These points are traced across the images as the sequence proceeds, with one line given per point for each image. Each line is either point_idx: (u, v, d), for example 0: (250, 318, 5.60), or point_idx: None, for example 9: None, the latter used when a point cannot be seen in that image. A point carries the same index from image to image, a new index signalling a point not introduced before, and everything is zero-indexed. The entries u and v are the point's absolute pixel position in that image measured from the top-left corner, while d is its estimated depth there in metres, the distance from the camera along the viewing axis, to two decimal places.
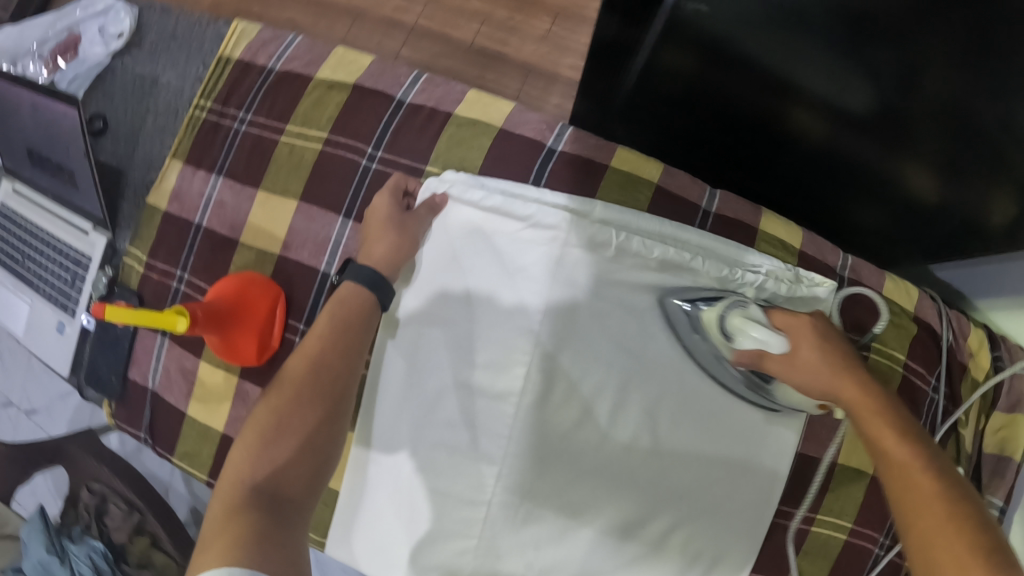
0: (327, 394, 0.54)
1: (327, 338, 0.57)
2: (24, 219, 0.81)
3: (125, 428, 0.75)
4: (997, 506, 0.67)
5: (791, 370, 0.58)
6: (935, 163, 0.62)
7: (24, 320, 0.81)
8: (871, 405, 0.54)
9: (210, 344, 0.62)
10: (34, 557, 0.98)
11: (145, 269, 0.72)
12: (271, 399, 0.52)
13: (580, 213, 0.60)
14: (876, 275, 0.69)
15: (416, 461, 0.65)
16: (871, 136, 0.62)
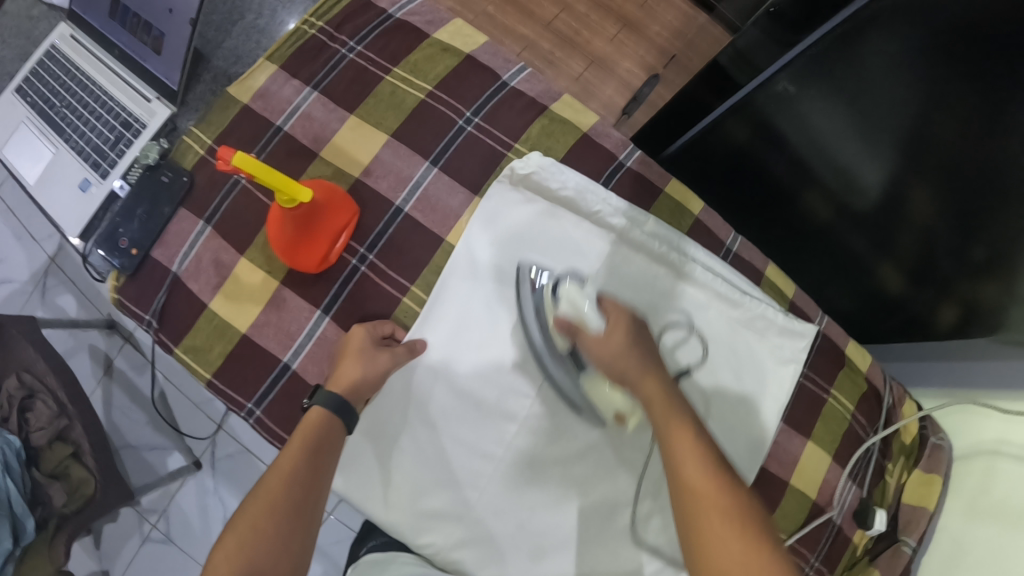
0: (298, 518, 0.50)
1: (304, 455, 0.53)
2: (77, 69, 0.79)
3: (128, 306, 0.71)
4: (911, 544, 0.80)
5: (598, 352, 0.54)
6: (907, 268, 0.78)
7: (46, 167, 0.78)
8: (665, 404, 0.50)
9: (288, 227, 0.62)
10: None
11: (205, 153, 0.72)
12: (250, 510, 0.49)
13: (634, 222, 0.70)
14: (844, 334, 0.81)
15: (434, 410, 0.67)
16: (868, 230, 0.79)
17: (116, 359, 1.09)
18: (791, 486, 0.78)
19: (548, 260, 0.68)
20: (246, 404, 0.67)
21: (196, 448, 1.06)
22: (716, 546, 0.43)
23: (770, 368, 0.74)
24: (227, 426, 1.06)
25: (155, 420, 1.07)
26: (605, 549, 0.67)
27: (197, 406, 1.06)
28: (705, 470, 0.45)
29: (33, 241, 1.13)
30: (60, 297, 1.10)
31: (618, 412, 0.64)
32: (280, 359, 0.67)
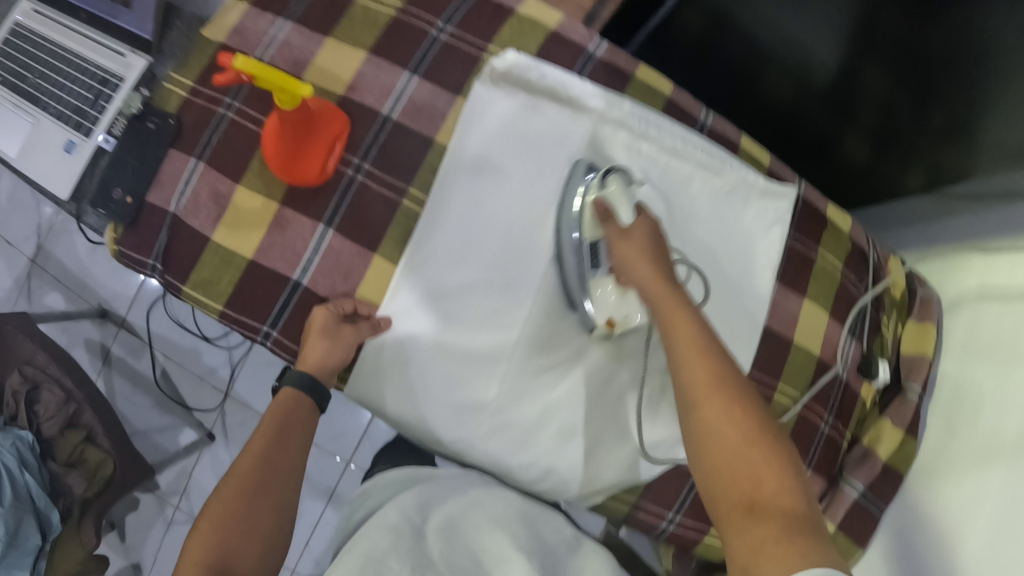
0: (275, 484, 0.59)
1: (272, 438, 0.61)
2: (47, 38, 0.80)
3: (131, 257, 0.71)
4: (916, 390, 0.84)
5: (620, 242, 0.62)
6: (871, 135, 0.85)
7: (29, 139, 0.77)
8: (696, 343, 0.53)
9: (285, 135, 0.64)
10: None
11: (188, 95, 0.73)
12: (234, 476, 0.58)
13: (613, 104, 0.72)
14: (822, 198, 0.85)
15: (443, 311, 0.67)
16: (829, 105, 0.85)
17: (112, 347, 1.06)
18: (794, 344, 0.81)
19: (535, 151, 0.70)
20: (262, 326, 0.68)
21: (206, 421, 1.05)
22: (717, 426, 0.49)
23: (756, 232, 0.78)
24: (234, 393, 1.05)
25: (161, 401, 1.06)
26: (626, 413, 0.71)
27: (201, 377, 1.06)
28: (710, 363, 0.52)
29: (10, 245, 1.07)
30: (48, 296, 1.06)
31: (610, 315, 0.66)
32: (290, 278, 0.68)
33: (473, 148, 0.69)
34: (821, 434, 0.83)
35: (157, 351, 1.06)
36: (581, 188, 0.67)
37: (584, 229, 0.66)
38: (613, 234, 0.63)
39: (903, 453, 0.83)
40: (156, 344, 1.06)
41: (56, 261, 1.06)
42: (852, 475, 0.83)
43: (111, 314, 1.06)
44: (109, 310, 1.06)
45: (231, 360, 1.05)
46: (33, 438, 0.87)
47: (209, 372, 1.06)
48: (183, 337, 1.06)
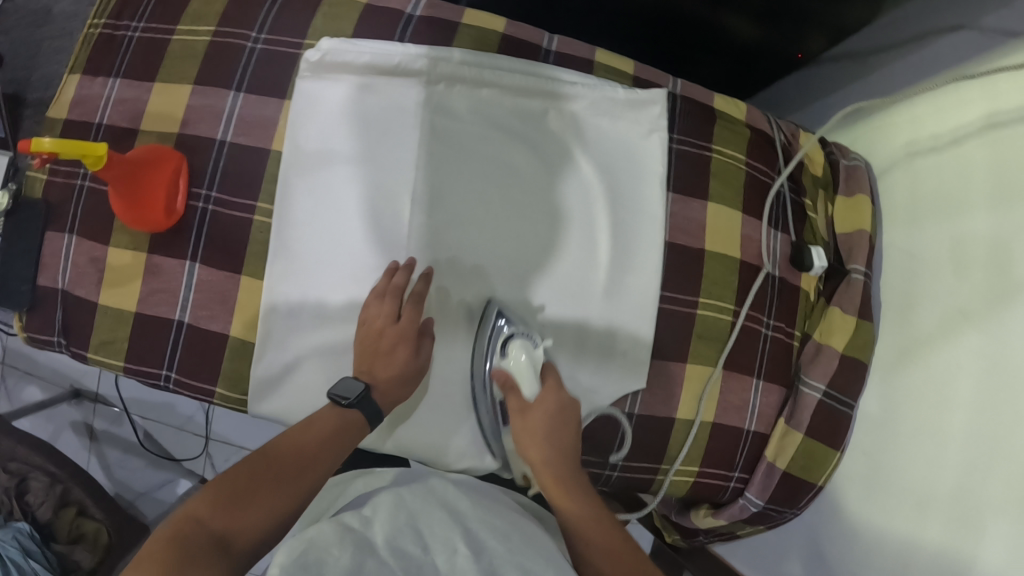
0: (292, 492, 0.51)
1: (325, 430, 0.57)
2: None
3: (39, 337, 0.74)
4: (860, 271, 0.78)
5: (521, 427, 0.64)
6: (755, 12, 0.77)
7: None
8: (542, 460, 0.62)
9: (121, 194, 0.65)
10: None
11: (49, 175, 0.75)
12: (265, 460, 0.53)
13: (440, 59, 0.69)
14: (705, 93, 0.78)
15: (313, 314, 0.67)
16: None
17: (94, 422, 1.12)
18: (708, 252, 0.75)
19: (373, 130, 0.69)
20: (161, 370, 0.70)
21: (197, 467, 1.10)
22: (576, 520, 0.57)
23: (632, 149, 0.73)
24: (214, 434, 1.10)
25: (152, 460, 1.10)
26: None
27: (182, 428, 1.11)
28: (580, 502, 0.58)
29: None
30: (26, 391, 1.12)
31: (525, 475, 0.68)
32: (172, 319, 0.69)
33: (307, 146, 0.68)
34: (765, 339, 0.77)
35: (134, 415, 1.11)
36: (489, 343, 0.66)
37: (511, 343, 0.65)
38: (518, 425, 0.64)
39: (857, 340, 0.77)
40: (132, 409, 1.11)
41: (24, 358, 1.12)
42: (808, 375, 0.77)
43: (85, 391, 1.12)
44: (82, 390, 1.12)
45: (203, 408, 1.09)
46: (31, 527, 0.90)
47: (188, 421, 1.10)
48: (155, 394, 1.11)
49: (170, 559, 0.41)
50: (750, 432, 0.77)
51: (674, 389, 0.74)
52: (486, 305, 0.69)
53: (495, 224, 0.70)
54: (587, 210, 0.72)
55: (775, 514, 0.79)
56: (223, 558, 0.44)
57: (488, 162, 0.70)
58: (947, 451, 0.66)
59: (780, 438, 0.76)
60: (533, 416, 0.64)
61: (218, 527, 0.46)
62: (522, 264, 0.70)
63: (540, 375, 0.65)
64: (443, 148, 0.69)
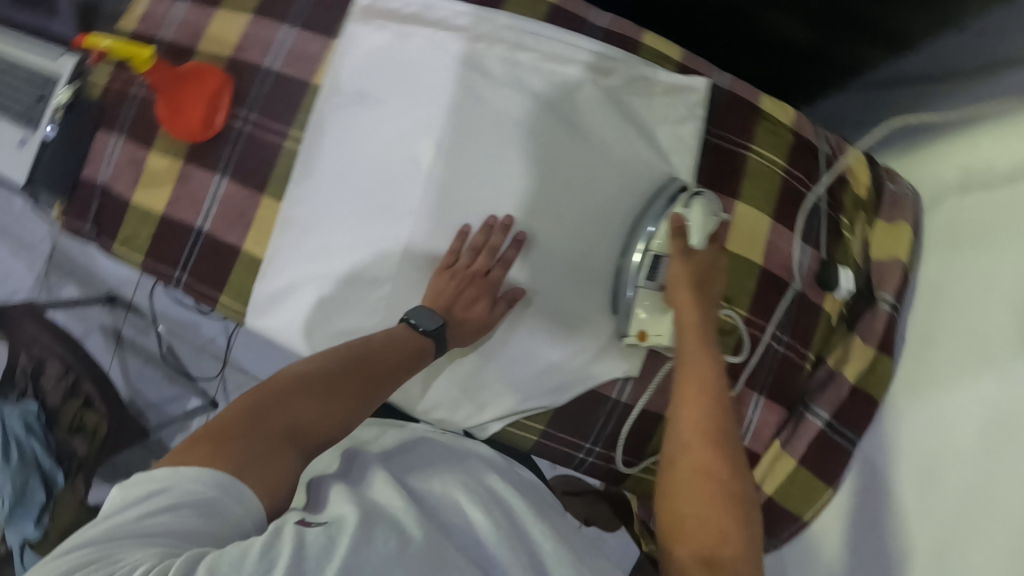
0: (354, 403, 0.51)
1: (397, 347, 0.58)
2: None
3: (72, 224, 0.79)
4: (887, 301, 0.73)
5: (675, 272, 0.62)
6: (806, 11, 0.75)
7: None
8: (692, 298, 0.61)
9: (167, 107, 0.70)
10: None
11: (109, 79, 0.80)
12: (332, 367, 0.52)
13: (483, 17, 0.70)
14: (752, 91, 0.76)
15: (320, 241, 0.68)
16: None
17: (123, 329, 1.11)
18: (728, 251, 0.72)
19: (406, 74, 0.70)
20: (174, 271, 0.73)
21: (210, 388, 1.09)
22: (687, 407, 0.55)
23: (665, 134, 0.72)
24: (233, 360, 1.08)
25: (169, 373, 1.10)
26: (510, 333, 0.68)
27: (202, 347, 1.10)
28: (706, 379, 0.56)
29: (29, 249, 1.12)
30: (66, 289, 1.11)
31: (642, 330, 0.66)
32: (194, 226, 0.72)
33: (343, 80, 0.70)
34: (773, 354, 0.73)
35: (160, 327, 1.10)
36: (654, 219, 0.66)
37: (654, 240, 0.66)
38: (676, 257, 0.63)
39: (873, 373, 0.72)
40: (160, 321, 1.11)
41: (73, 259, 1.11)
42: (815, 402, 0.74)
43: (120, 298, 1.11)
44: (118, 296, 1.10)
45: (227, 331, 1.08)
46: (39, 409, 0.97)
47: (207, 342, 1.10)
48: (184, 311, 1.09)
49: (245, 439, 0.43)
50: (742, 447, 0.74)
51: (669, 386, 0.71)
52: (666, 181, 0.70)
53: (512, 183, 0.68)
54: (609, 186, 0.70)
55: None
56: (296, 445, 0.45)
57: (514, 122, 0.69)
58: (934, 500, 0.61)
59: (771, 460, 0.73)
60: (688, 266, 0.63)
61: (291, 415, 0.46)
62: (533, 228, 0.68)
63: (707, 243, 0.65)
64: (472, 102, 0.69)
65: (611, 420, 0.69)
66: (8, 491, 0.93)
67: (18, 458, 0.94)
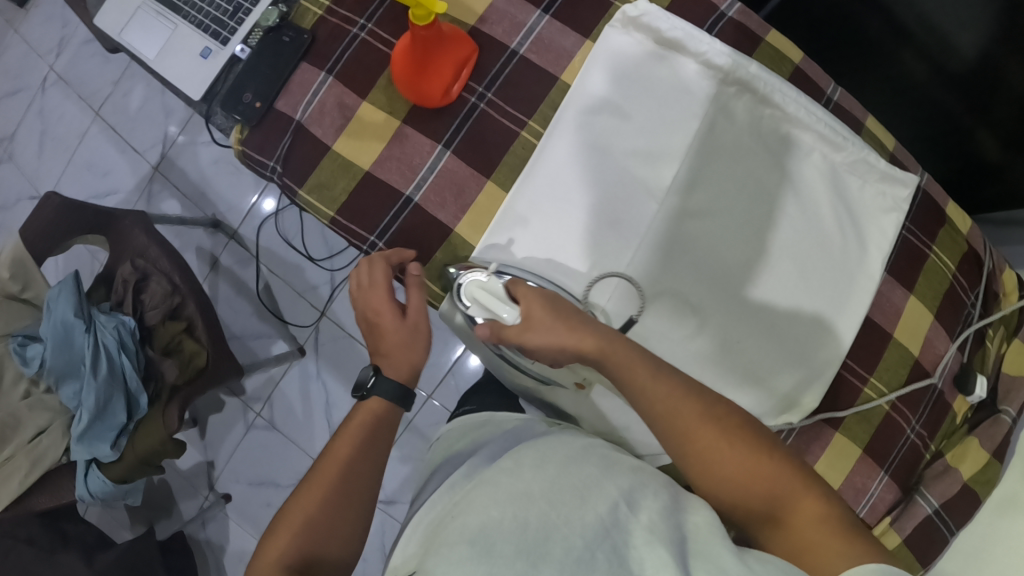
0: (350, 507, 0.55)
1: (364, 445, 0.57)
2: None
3: (253, 155, 0.74)
4: (1010, 413, 0.81)
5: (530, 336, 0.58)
6: (1002, 133, 0.83)
7: (161, 43, 0.80)
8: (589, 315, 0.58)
9: (413, 64, 0.66)
10: (57, 315, 0.86)
11: (325, 12, 0.75)
12: (308, 488, 0.55)
13: (738, 62, 0.70)
14: (943, 195, 0.81)
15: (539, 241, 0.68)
16: (962, 91, 0.84)
17: (220, 257, 1.12)
18: (893, 338, 0.77)
19: (655, 99, 0.70)
20: (369, 236, 0.70)
21: (300, 336, 1.10)
22: (685, 422, 0.54)
23: (870, 220, 0.75)
24: (331, 313, 1.10)
25: (260, 311, 1.11)
26: (703, 371, 0.70)
27: (300, 294, 1.10)
28: (673, 385, 0.55)
29: (136, 153, 1.15)
30: (166, 202, 1.13)
31: (579, 380, 0.68)
32: (402, 193, 0.69)
33: (593, 87, 0.69)
34: (906, 439, 0.79)
35: (262, 265, 1.11)
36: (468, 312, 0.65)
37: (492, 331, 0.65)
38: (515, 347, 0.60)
39: (984, 474, 0.80)
40: (262, 259, 1.11)
41: (179, 173, 1.13)
42: (928, 489, 0.79)
43: (224, 226, 1.11)
44: (222, 223, 1.11)
45: (332, 283, 1.09)
46: (134, 324, 0.92)
47: (310, 290, 1.10)
48: (290, 254, 1.11)
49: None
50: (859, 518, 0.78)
51: (816, 446, 0.77)
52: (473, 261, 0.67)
53: (734, 230, 0.71)
54: (812, 258, 0.73)
55: None
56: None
57: (741, 174, 0.71)
58: None
59: (880, 534, 0.78)
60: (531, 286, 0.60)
61: (307, 553, 0.52)
62: (740, 275, 0.71)
63: (511, 294, 0.61)
64: (710, 145, 0.70)
65: None
66: (87, 405, 0.85)
67: (106, 372, 0.87)
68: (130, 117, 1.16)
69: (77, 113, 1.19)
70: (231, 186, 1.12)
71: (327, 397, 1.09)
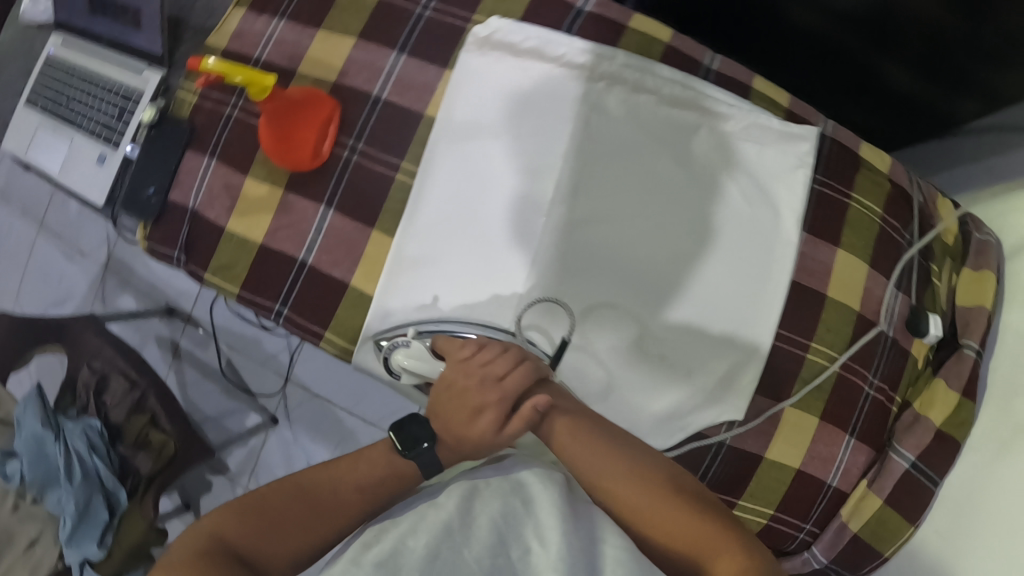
0: (319, 526, 0.51)
1: (370, 483, 0.53)
2: (64, 65, 0.87)
3: (158, 249, 0.76)
4: (974, 347, 0.77)
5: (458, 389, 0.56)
6: (914, 61, 0.77)
7: (62, 158, 0.83)
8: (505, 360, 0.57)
9: (277, 137, 0.68)
10: (28, 429, 0.90)
11: (198, 97, 0.77)
12: (298, 486, 0.53)
13: (602, 56, 0.68)
14: (854, 138, 0.77)
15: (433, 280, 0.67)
16: (862, 31, 0.76)
17: (180, 342, 1.16)
18: (828, 297, 0.74)
19: (525, 110, 0.68)
20: (274, 306, 0.71)
21: (269, 405, 1.12)
22: (608, 466, 0.52)
23: (778, 180, 0.72)
24: (295, 377, 1.12)
25: (227, 388, 1.14)
26: (632, 372, 0.69)
27: (262, 365, 1.13)
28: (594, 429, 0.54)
29: (89, 256, 1.20)
30: (122, 298, 1.17)
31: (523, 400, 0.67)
32: (296, 259, 0.71)
33: (460, 116, 0.68)
34: (866, 397, 0.76)
35: (220, 343, 1.14)
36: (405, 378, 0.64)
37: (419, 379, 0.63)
38: None
39: (956, 417, 0.76)
40: (220, 338, 1.14)
41: (130, 269, 1.17)
42: (900, 444, 0.76)
43: (178, 311, 1.15)
44: (176, 309, 1.15)
45: (290, 347, 1.12)
46: (101, 425, 0.94)
47: (270, 358, 1.13)
48: (245, 328, 1.14)
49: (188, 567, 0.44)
50: (831, 488, 0.75)
51: (769, 425, 0.73)
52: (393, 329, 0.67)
53: (631, 225, 0.68)
54: (721, 235, 0.70)
55: None
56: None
57: (627, 166, 0.68)
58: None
59: (858, 500, 0.75)
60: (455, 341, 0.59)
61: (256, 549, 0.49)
62: (647, 268, 0.69)
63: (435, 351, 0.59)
64: (591, 144, 0.68)
65: (717, 462, 0.72)
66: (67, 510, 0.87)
67: (81, 475, 0.89)
68: (78, 225, 1.21)
69: (23, 230, 1.24)
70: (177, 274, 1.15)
71: (306, 457, 1.10)
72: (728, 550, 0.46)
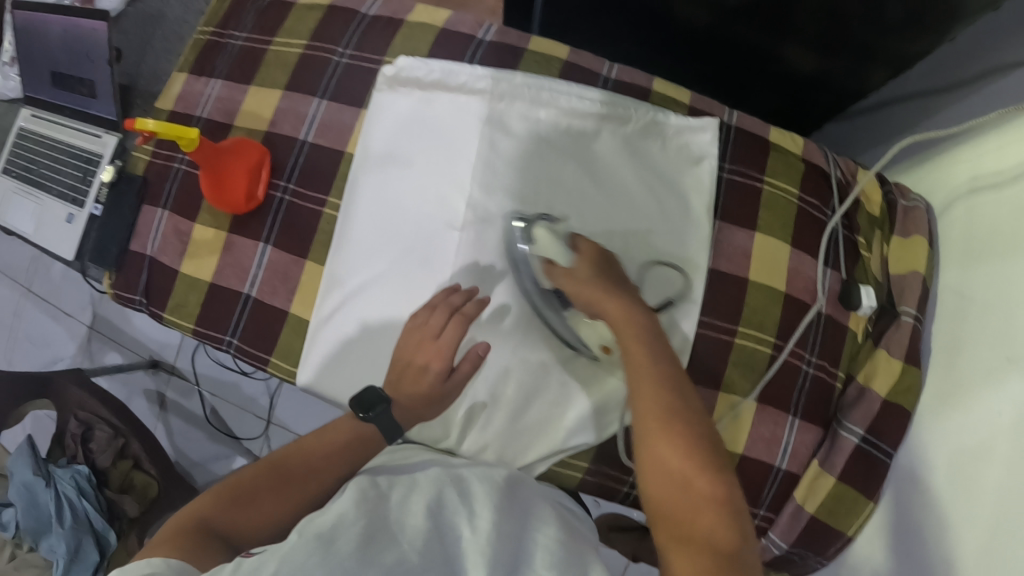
0: (291, 496, 0.56)
1: (335, 451, 0.60)
2: (36, 138, 0.97)
3: (122, 295, 0.83)
4: (910, 314, 0.75)
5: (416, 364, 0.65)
6: (811, 43, 0.79)
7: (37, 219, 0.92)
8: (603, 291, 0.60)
9: (212, 181, 0.73)
10: (20, 478, 0.97)
11: (151, 156, 0.85)
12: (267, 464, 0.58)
13: (501, 78, 0.73)
14: (760, 125, 0.80)
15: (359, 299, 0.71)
16: (753, 22, 0.78)
17: (166, 392, 1.22)
18: (750, 279, 0.76)
19: (434, 136, 0.73)
20: (224, 336, 0.76)
21: (254, 447, 1.17)
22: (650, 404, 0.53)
23: (684, 172, 0.75)
24: (275, 418, 1.17)
25: (212, 435, 1.19)
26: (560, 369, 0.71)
27: (243, 407, 1.19)
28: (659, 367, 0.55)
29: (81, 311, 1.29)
30: (110, 353, 1.25)
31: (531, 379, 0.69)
32: (241, 293, 0.76)
33: (376, 148, 0.74)
34: (805, 375, 0.76)
35: (204, 390, 1.20)
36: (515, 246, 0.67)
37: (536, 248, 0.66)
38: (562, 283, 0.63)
39: (901, 386, 0.74)
40: (203, 385, 1.21)
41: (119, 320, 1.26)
42: (848, 418, 0.75)
43: (161, 363, 1.23)
44: (160, 361, 1.23)
45: (268, 389, 1.18)
46: (89, 470, 1.01)
47: (251, 401, 1.19)
48: (225, 373, 1.20)
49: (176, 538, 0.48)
50: (781, 470, 0.75)
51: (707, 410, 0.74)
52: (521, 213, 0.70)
53: None
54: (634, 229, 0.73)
55: (798, 558, 0.78)
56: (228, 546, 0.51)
57: (534, 174, 0.72)
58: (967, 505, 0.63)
59: (811, 480, 0.74)
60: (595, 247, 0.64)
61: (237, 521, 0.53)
62: None
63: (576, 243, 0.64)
64: (498, 158, 0.72)
65: None
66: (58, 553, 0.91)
67: (71, 518, 0.95)
68: (72, 284, 1.30)
69: (13, 296, 1.34)
70: (160, 326, 1.24)
71: None
72: (715, 518, 0.48)
